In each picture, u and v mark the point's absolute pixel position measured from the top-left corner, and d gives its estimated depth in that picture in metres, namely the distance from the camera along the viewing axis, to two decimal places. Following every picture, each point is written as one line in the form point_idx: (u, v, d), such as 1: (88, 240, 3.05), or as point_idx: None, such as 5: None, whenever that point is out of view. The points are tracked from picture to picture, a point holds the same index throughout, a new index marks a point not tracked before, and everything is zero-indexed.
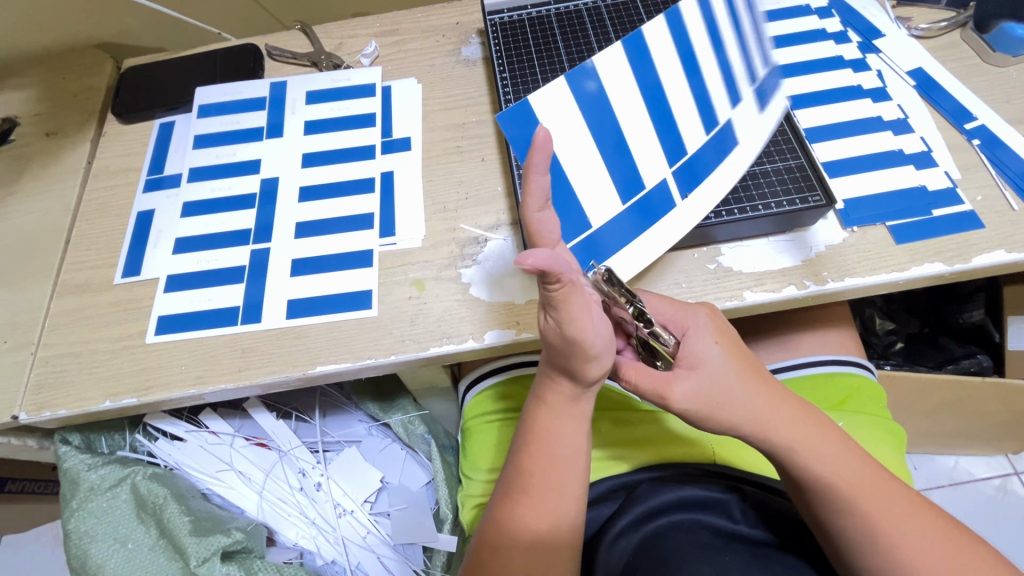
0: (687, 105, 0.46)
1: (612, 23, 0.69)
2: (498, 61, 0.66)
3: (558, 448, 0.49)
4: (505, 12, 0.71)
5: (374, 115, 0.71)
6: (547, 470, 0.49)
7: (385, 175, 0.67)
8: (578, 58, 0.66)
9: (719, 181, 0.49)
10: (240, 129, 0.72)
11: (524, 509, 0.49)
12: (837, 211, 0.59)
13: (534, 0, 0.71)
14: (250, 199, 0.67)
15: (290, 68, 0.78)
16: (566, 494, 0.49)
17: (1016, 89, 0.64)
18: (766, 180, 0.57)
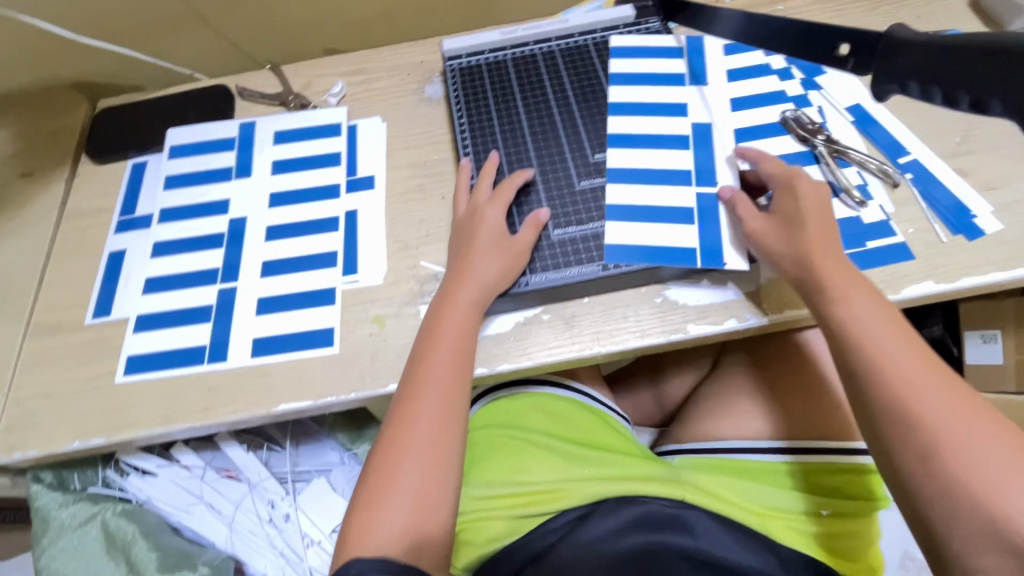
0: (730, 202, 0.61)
1: (567, 71, 0.72)
2: (457, 109, 0.70)
3: (449, 346, 0.55)
4: (464, 57, 0.74)
5: (339, 154, 0.74)
6: (437, 365, 0.55)
7: (349, 214, 0.70)
8: (532, 105, 0.70)
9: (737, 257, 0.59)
10: (210, 170, 0.74)
11: (417, 401, 0.54)
12: None
13: (492, 45, 0.74)
14: (218, 239, 0.69)
15: (260, 108, 0.81)
16: (452, 396, 0.54)
17: (948, 122, 0.68)
18: (707, 222, 0.61)
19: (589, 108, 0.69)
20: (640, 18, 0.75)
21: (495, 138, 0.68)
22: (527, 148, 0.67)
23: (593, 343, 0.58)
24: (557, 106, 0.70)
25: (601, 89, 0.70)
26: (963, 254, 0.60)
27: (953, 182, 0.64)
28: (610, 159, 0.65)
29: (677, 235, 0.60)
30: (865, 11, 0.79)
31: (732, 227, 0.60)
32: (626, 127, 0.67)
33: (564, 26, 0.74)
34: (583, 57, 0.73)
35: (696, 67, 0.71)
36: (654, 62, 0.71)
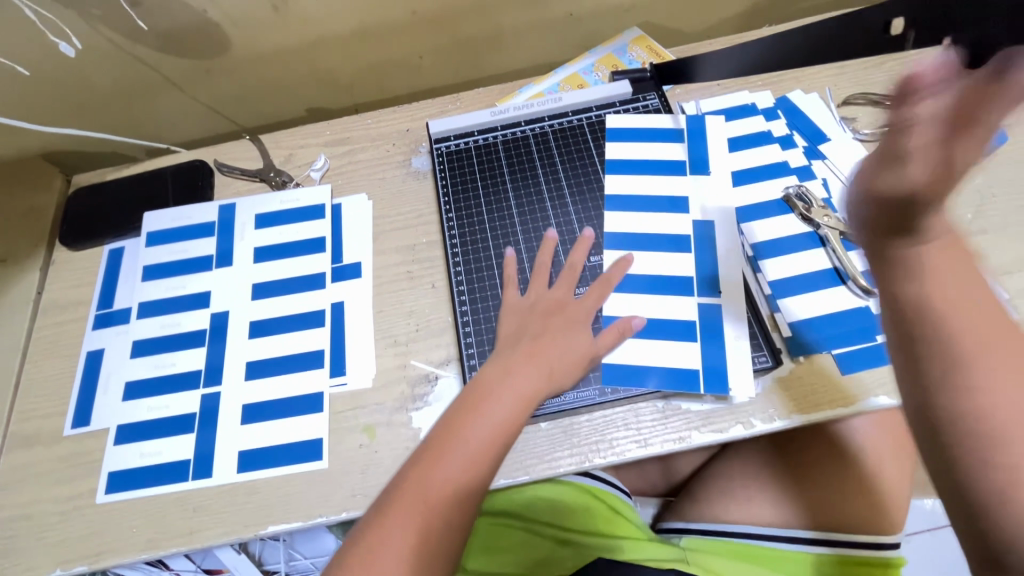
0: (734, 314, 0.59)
1: (559, 152, 0.71)
2: (444, 198, 0.71)
3: (486, 425, 0.52)
4: (452, 139, 0.75)
5: (324, 239, 0.71)
6: (470, 438, 0.51)
7: (335, 307, 0.67)
8: (523, 190, 0.70)
9: (743, 377, 0.56)
10: (190, 259, 0.71)
11: (438, 469, 0.49)
12: (784, 339, 0.59)
13: (481, 127, 0.75)
14: (200, 336, 0.67)
15: (240, 183, 0.78)
16: (478, 463, 0.50)
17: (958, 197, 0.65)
18: (710, 331, 0.58)
19: (580, 194, 0.68)
20: (638, 92, 0.74)
21: (484, 230, 0.68)
22: (516, 233, 0.67)
23: (592, 454, 0.56)
24: (549, 194, 0.69)
25: (595, 171, 0.69)
26: None
27: None
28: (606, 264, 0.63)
29: (679, 355, 0.57)
30: (869, 69, 0.75)
31: (736, 347, 0.57)
32: (619, 225, 0.64)
33: (555, 104, 0.74)
34: (574, 140, 0.72)
35: (694, 152, 0.67)
36: (645, 146, 0.68)
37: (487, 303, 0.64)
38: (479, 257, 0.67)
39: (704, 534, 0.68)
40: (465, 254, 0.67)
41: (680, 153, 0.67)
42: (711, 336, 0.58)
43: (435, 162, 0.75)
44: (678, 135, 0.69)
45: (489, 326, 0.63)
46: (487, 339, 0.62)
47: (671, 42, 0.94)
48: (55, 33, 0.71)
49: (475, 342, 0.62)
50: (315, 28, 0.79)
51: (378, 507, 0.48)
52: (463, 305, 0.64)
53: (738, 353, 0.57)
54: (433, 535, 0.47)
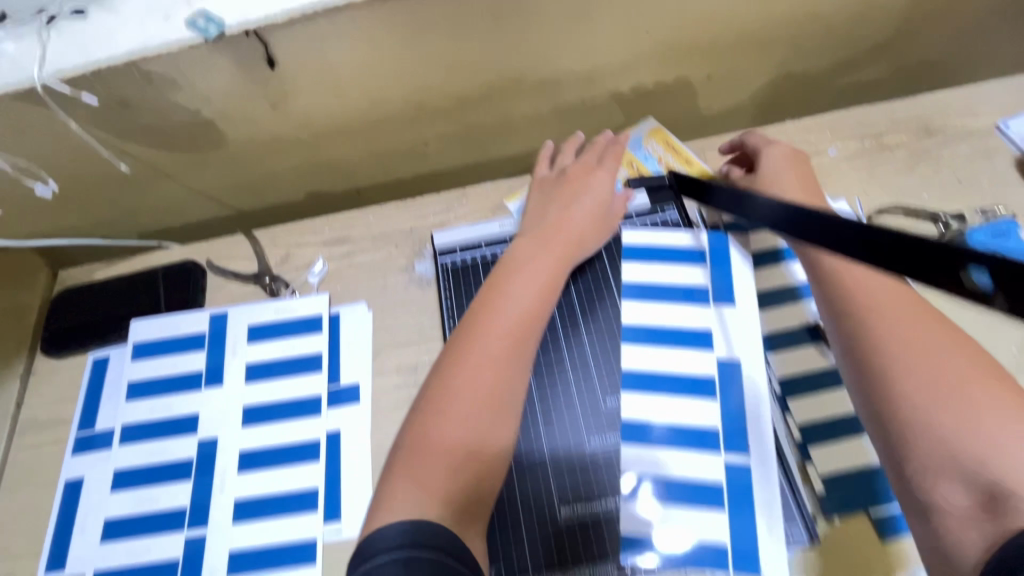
0: (763, 474, 0.55)
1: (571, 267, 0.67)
2: (449, 317, 0.67)
3: (513, 307, 0.57)
4: (457, 252, 0.71)
5: (320, 357, 0.66)
6: (497, 317, 0.57)
7: (331, 437, 0.62)
8: None
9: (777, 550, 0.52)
10: (178, 376, 0.67)
11: (473, 350, 0.55)
12: (818, 496, 0.54)
13: (488, 238, 0.72)
14: (185, 468, 0.62)
15: (233, 286, 0.73)
16: (499, 393, 0.53)
17: (1001, 328, 0.60)
18: (739, 494, 0.55)
19: (595, 320, 0.64)
20: (655, 203, 0.71)
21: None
22: (534, 411, 0.60)
23: None
24: (562, 317, 0.64)
25: (610, 292, 0.65)
26: None
27: None
28: (624, 408, 0.59)
29: (706, 524, 0.54)
30: (900, 173, 0.71)
31: (767, 513, 0.53)
32: (639, 363, 0.60)
33: None
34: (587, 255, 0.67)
35: (718, 278, 0.64)
36: (662, 269, 0.65)
37: (505, 510, 0.56)
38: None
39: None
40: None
41: (703, 279, 0.64)
42: (738, 496, 0.54)
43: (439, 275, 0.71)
44: (698, 256, 0.65)
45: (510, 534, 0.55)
46: (506, 548, 0.54)
47: (687, 125, 0.90)
48: (29, 175, 0.73)
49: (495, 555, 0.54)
50: (315, 122, 0.75)
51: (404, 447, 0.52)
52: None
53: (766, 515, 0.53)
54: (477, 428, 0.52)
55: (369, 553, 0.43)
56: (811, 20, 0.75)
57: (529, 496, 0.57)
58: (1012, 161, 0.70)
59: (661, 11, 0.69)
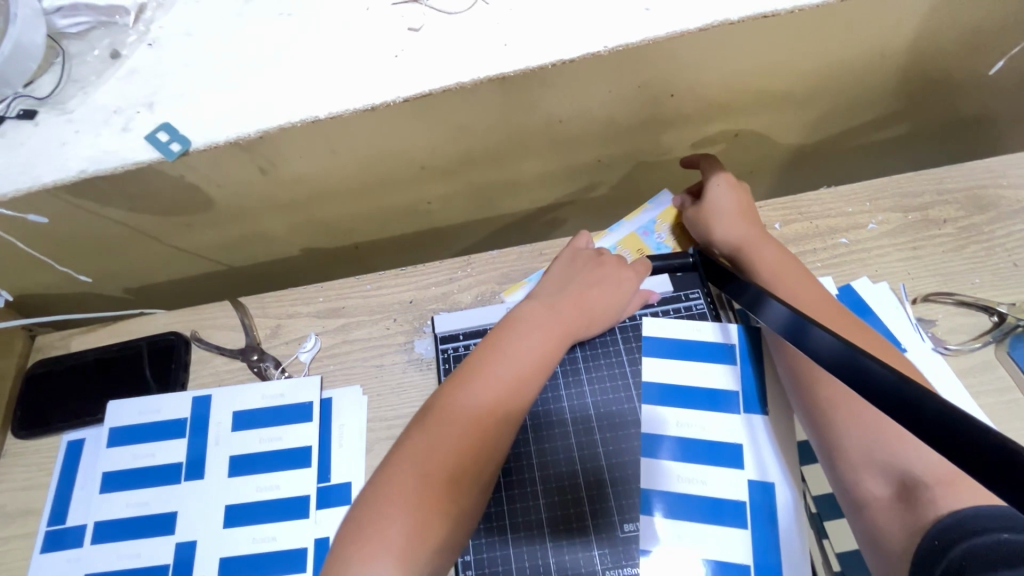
0: None
1: (585, 363, 0.61)
2: None
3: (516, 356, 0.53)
4: (460, 338, 0.65)
5: (309, 450, 0.61)
6: (510, 346, 0.54)
7: (320, 543, 0.57)
8: (542, 413, 0.60)
9: None
10: (156, 467, 0.62)
11: (488, 366, 0.52)
12: None
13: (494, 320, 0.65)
14: (162, 575, 0.57)
15: (219, 361, 0.68)
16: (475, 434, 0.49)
17: None
18: None
19: (610, 425, 0.59)
20: (679, 288, 0.64)
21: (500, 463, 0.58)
22: (533, 471, 0.57)
23: None
24: (573, 419, 0.59)
25: (626, 392, 0.60)
26: None
27: None
28: (644, 534, 0.54)
29: None
30: (948, 253, 0.65)
31: None
32: (658, 481, 0.56)
33: None
34: (603, 348, 0.62)
35: (747, 381, 0.59)
36: (687, 369, 0.60)
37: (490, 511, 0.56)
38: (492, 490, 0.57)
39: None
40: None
41: (732, 382, 0.59)
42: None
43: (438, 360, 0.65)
44: (727, 355, 0.60)
45: (490, 531, 0.55)
46: (487, 555, 0.54)
47: None
48: None
49: (472, 555, 0.54)
50: (309, 183, 0.70)
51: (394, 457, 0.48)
52: (467, 562, 0.54)
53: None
54: (472, 457, 0.48)
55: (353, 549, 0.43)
56: (849, 79, 0.69)
57: (516, 505, 0.56)
58: None
59: (687, 72, 0.63)
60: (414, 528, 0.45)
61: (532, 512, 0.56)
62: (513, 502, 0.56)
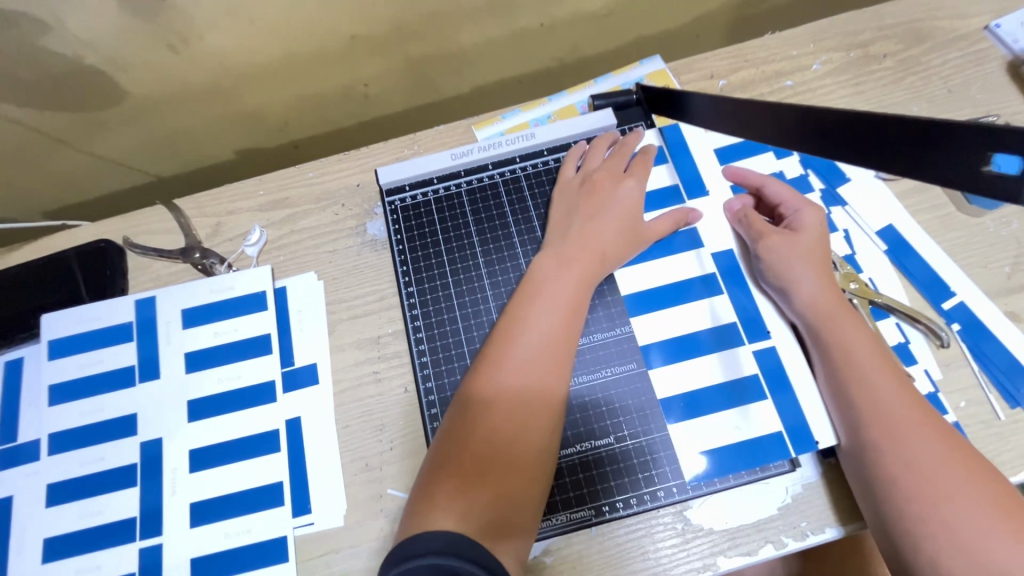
0: (745, 409, 0.51)
1: (534, 203, 0.61)
2: (404, 274, 0.60)
3: (535, 338, 0.50)
4: (406, 189, 0.63)
5: (269, 337, 0.59)
6: (523, 340, 0.49)
7: (291, 423, 0.56)
8: (494, 255, 0.59)
9: (761, 488, 0.50)
10: (106, 373, 0.59)
11: (502, 358, 0.49)
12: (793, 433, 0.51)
13: (441, 172, 0.63)
14: (130, 474, 0.56)
15: (159, 267, 0.64)
16: (519, 423, 0.47)
17: (994, 247, 0.57)
18: (724, 443, 0.51)
19: None
20: (622, 122, 0.64)
21: (450, 299, 0.59)
22: (487, 299, 0.58)
23: None
24: (522, 245, 0.59)
25: None
26: None
27: (1006, 331, 0.54)
28: (601, 348, 0.55)
29: (701, 447, 0.51)
30: (887, 85, 0.66)
31: (750, 451, 0.50)
32: (641, 283, 0.56)
33: (528, 142, 0.62)
34: (547, 178, 0.61)
35: (683, 171, 0.60)
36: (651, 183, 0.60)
37: (452, 365, 0.56)
38: (442, 318, 0.58)
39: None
40: (428, 327, 0.58)
41: (669, 178, 0.60)
42: (703, 406, 0.52)
43: (389, 220, 0.62)
44: (662, 155, 0.61)
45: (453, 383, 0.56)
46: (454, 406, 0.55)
47: (653, 48, 0.82)
48: None
49: (438, 402, 0.55)
50: (230, 67, 0.64)
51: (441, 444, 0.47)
52: (431, 399, 0.56)
53: (732, 426, 0.51)
54: (508, 459, 0.46)
55: (417, 553, 0.39)
56: None
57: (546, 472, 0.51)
58: (1003, 66, 0.65)
59: None
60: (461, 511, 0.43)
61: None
62: (469, 331, 0.57)
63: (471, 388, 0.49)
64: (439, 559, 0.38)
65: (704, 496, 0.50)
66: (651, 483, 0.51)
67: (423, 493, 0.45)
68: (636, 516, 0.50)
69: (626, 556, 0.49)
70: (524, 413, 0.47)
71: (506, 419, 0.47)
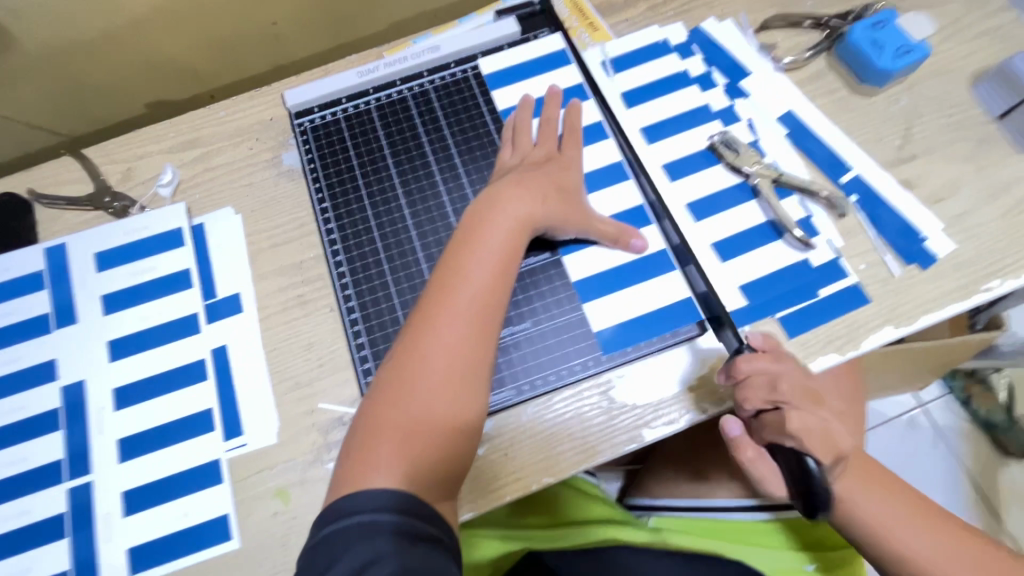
0: (653, 285, 0.54)
1: (444, 115, 0.62)
2: (320, 194, 0.61)
3: (469, 294, 0.49)
4: (315, 111, 0.63)
5: (188, 272, 0.58)
6: (440, 331, 0.47)
7: (217, 352, 0.56)
8: (407, 168, 0.60)
9: (675, 357, 0.52)
10: (19, 323, 0.57)
11: (438, 314, 0.48)
12: (698, 303, 0.54)
13: (349, 93, 0.63)
14: (53, 418, 0.54)
15: (69, 216, 0.62)
16: (454, 384, 0.46)
17: (887, 123, 0.60)
18: (638, 319, 0.53)
19: (471, 157, 0.60)
20: (528, 31, 0.65)
21: (366, 214, 0.59)
22: (402, 212, 0.59)
23: (541, 474, 0.49)
24: (436, 157, 0.60)
25: (476, 125, 0.61)
26: (925, 287, 0.54)
27: (900, 199, 0.57)
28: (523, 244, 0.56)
29: (616, 320, 0.53)
30: None
31: (662, 323, 0.53)
32: None
33: (433, 55, 0.63)
34: (456, 89, 0.62)
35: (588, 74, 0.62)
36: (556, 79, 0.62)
37: (370, 274, 0.57)
38: (359, 233, 0.59)
39: (669, 511, 0.69)
40: (345, 242, 0.59)
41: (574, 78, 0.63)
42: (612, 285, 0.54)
43: (301, 144, 0.63)
44: (569, 59, 0.64)
45: (372, 291, 0.56)
46: (373, 312, 0.56)
47: None
48: None
49: (359, 308, 0.56)
50: (122, 4, 0.62)
51: (380, 396, 0.47)
52: (352, 308, 0.56)
53: (642, 298, 0.54)
54: (447, 423, 0.46)
55: (351, 511, 0.41)
56: None
57: None
58: None
59: None
60: (402, 471, 0.44)
61: (406, 253, 0.57)
62: (387, 245, 0.58)
63: (407, 343, 0.48)
64: (375, 516, 0.40)
65: (625, 372, 0.52)
66: (571, 362, 0.52)
67: (362, 447, 0.45)
68: (566, 395, 0.51)
69: (557, 436, 0.50)
70: (463, 375, 0.47)
71: (443, 379, 0.46)
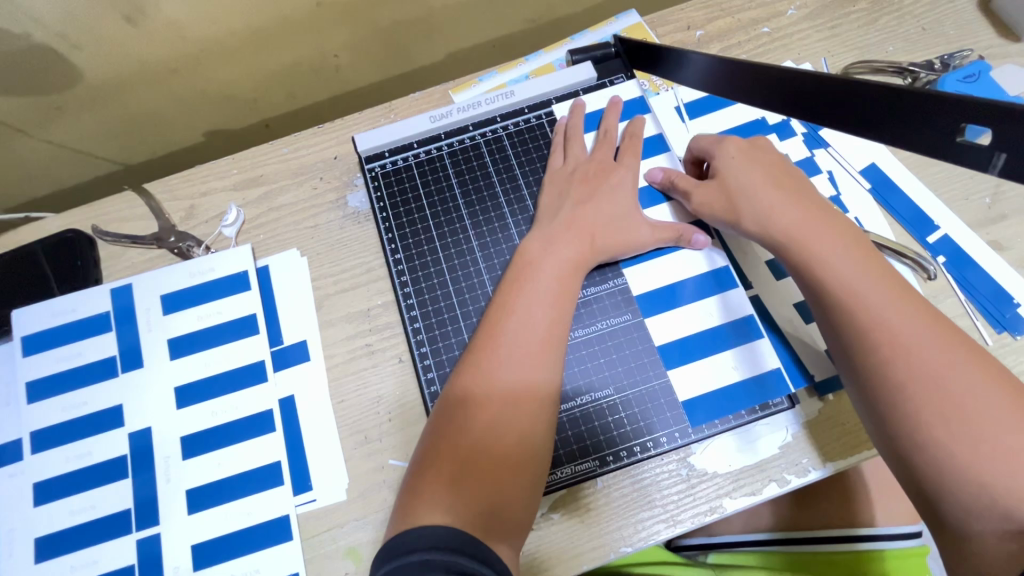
0: (739, 351, 0.52)
1: (518, 161, 0.61)
2: (389, 241, 0.59)
3: (535, 314, 0.49)
4: (386, 155, 0.62)
5: (255, 317, 0.57)
6: (508, 351, 0.47)
7: (285, 402, 0.55)
8: (480, 215, 0.59)
9: (760, 426, 0.51)
10: (86, 365, 0.57)
11: (503, 329, 0.48)
12: (786, 370, 0.52)
13: (420, 137, 0.62)
14: (121, 466, 0.54)
15: (133, 255, 0.62)
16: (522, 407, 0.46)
17: (974, 178, 0.58)
18: (721, 386, 0.51)
19: None
20: (603, 75, 0.64)
21: (438, 262, 0.58)
22: (477, 264, 0.57)
23: (618, 542, 0.48)
24: (509, 204, 0.59)
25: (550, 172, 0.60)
26: (1017, 357, 0.52)
27: (990, 261, 0.55)
28: (601, 303, 0.55)
29: (700, 387, 0.51)
30: (863, 26, 0.65)
31: (748, 391, 0.51)
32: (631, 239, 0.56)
33: (507, 101, 0.62)
34: (530, 135, 0.61)
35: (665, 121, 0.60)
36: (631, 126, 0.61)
37: (445, 327, 0.56)
38: (432, 283, 0.57)
39: (728, 547, 0.67)
40: (417, 291, 0.57)
41: (653, 125, 0.60)
42: (695, 348, 0.52)
43: (369, 188, 0.61)
44: (646, 104, 0.61)
45: (448, 348, 0.55)
46: (450, 370, 0.54)
47: (625, 6, 0.81)
48: None
49: (433, 364, 0.55)
50: (190, 39, 0.61)
51: (443, 413, 0.46)
52: (427, 363, 0.55)
53: (726, 364, 0.52)
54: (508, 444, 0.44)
55: (409, 546, 0.37)
56: None
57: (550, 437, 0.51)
58: (974, 2, 0.64)
59: None
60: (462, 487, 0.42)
61: (482, 307, 0.56)
62: (460, 297, 0.57)
63: (473, 359, 0.48)
64: (429, 554, 0.36)
65: (708, 441, 0.50)
66: (654, 430, 0.51)
67: (424, 465, 0.44)
68: (644, 463, 0.50)
69: (636, 504, 0.49)
70: (529, 397, 0.46)
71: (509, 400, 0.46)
